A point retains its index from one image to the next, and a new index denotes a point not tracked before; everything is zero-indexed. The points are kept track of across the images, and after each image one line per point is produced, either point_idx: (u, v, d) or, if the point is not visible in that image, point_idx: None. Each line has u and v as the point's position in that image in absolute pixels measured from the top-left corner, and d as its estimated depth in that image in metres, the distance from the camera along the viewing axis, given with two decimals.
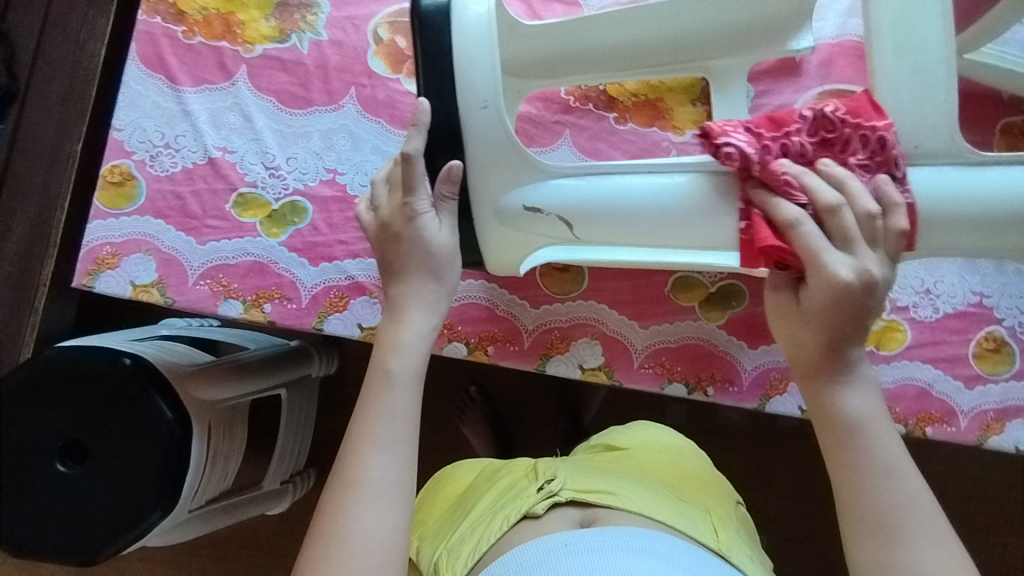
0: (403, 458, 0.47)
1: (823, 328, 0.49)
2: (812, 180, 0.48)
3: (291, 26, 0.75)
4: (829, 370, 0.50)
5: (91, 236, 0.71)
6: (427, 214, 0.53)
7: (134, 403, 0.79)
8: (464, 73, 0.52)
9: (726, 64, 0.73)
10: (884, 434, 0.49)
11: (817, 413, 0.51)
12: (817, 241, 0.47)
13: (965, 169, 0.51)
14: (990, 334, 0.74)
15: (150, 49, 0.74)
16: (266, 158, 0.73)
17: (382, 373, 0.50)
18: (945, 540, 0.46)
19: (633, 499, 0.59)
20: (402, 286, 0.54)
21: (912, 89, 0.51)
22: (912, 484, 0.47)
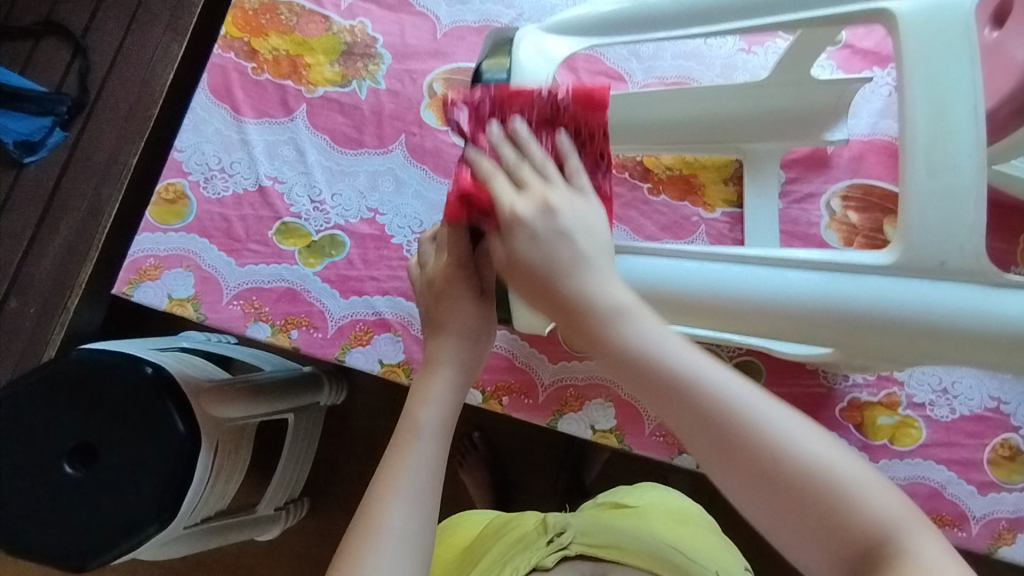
0: (424, 508, 0.48)
1: (539, 254, 0.43)
2: (505, 148, 0.47)
3: (353, 73, 0.80)
4: (578, 323, 0.43)
5: (138, 247, 0.75)
6: (469, 275, 0.54)
7: (151, 411, 0.81)
8: None
9: (760, 149, 0.76)
10: (665, 338, 0.42)
11: (622, 375, 0.42)
12: (498, 185, 0.46)
13: (988, 290, 0.49)
14: (1006, 442, 0.73)
15: (220, 80, 0.79)
16: (313, 191, 0.77)
17: (412, 423, 0.51)
18: (777, 410, 0.40)
19: (644, 555, 0.58)
20: (440, 341, 0.54)
21: (940, 208, 0.48)
22: (710, 370, 0.41)
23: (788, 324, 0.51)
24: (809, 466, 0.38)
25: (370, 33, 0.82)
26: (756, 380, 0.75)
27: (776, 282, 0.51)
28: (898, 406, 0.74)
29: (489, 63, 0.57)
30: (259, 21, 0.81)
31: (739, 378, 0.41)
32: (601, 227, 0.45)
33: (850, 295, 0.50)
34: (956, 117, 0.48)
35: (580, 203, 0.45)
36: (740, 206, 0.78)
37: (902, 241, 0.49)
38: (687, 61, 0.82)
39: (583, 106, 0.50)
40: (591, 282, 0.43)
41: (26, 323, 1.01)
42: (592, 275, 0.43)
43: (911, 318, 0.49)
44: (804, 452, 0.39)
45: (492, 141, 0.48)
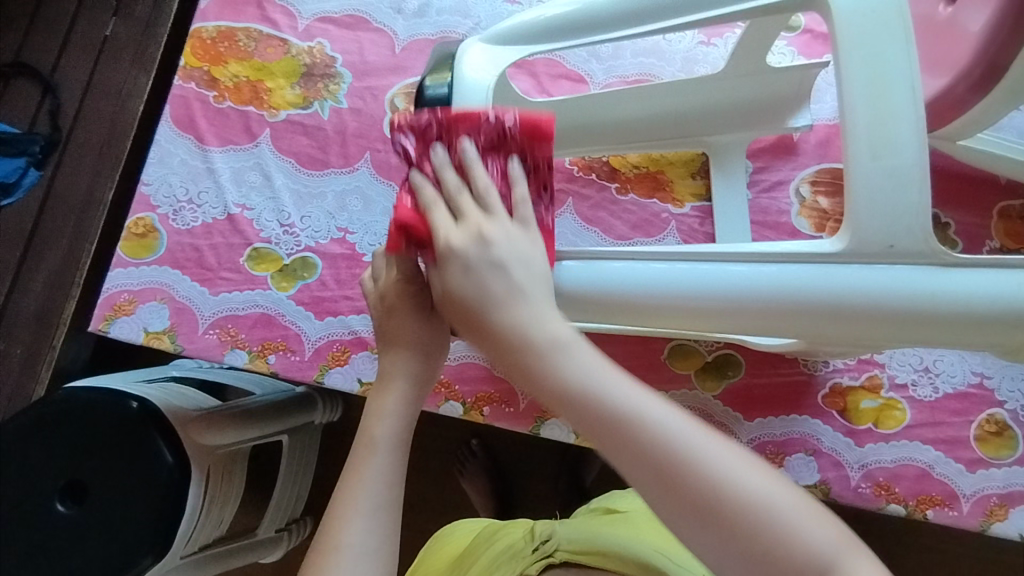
0: (383, 522, 0.48)
1: (467, 283, 0.44)
2: (448, 175, 0.47)
3: (314, 94, 0.81)
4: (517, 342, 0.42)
5: (111, 283, 0.75)
6: (420, 290, 0.54)
7: (137, 445, 0.82)
8: None
9: (724, 140, 0.76)
10: (592, 361, 0.41)
11: (551, 404, 0.41)
12: (437, 215, 0.46)
13: (944, 271, 0.48)
14: (992, 417, 0.73)
15: (182, 111, 0.80)
16: (281, 215, 0.77)
17: (367, 439, 0.51)
18: (705, 434, 0.39)
19: (626, 557, 0.59)
20: (394, 358, 0.54)
21: (886, 191, 0.48)
22: (635, 396, 0.40)
23: (750, 319, 0.51)
24: (738, 493, 0.37)
25: (329, 53, 0.82)
26: (736, 372, 0.75)
27: (735, 273, 0.50)
28: (881, 389, 0.74)
29: (432, 77, 0.57)
30: (218, 49, 0.81)
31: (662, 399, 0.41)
32: (536, 253, 0.46)
33: (816, 278, 0.49)
34: (897, 102, 0.49)
35: (518, 233, 0.46)
36: (709, 199, 0.78)
37: (850, 226, 0.49)
38: (647, 58, 0.82)
39: (530, 137, 0.49)
40: (528, 315, 0.43)
41: (13, 363, 1.01)
42: (525, 293, 0.44)
43: (873, 301, 0.48)
44: (731, 480, 0.37)
45: (433, 161, 0.47)
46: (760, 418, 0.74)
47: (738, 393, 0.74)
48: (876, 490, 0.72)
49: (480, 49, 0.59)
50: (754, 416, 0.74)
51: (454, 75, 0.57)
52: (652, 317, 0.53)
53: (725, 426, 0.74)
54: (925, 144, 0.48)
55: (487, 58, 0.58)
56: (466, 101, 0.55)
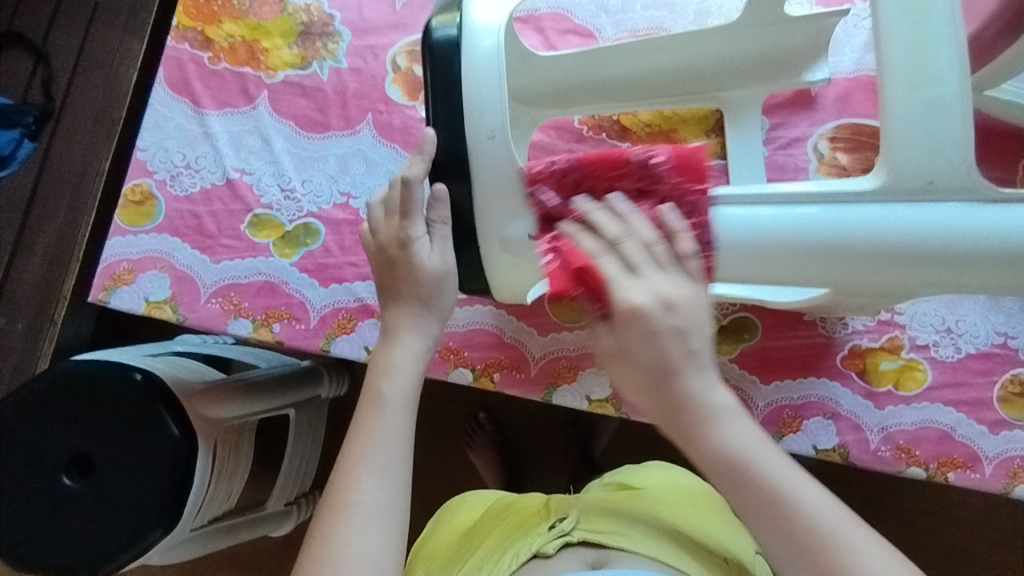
0: (394, 478, 0.49)
1: (648, 365, 0.45)
2: (598, 216, 0.48)
3: (312, 54, 0.77)
4: (700, 418, 0.46)
5: (110, 252, 0.73)
6: (421, 239, 0.55)
7: (143, 417, 0.81)
8: (472, 102, 0.52)
9: (740, 95, 0.73)
10: (748, 436, 0.47)
11: (705, 462, 0.47)
12: (586, 239, 0.48)
13: (983, 207, 0.47)
14: (1016, 377, 0.71)
15: (176, 73, 0.77)
16: (282, 180, 0.75)
17: (374, 396, 0.52)
18: (836, 510, 0.46)
19: (645, 542, 0.57)
20: (400, 314, 0.56)
21: (924, 124, 0.46)
22: (781, 469, 0.46)
23: (773, 262, 0.51)
24: (861, 574, 0.43)
25: (327, 10, 0.79)
26: (751, 336, 0.73)
27: (763, 219, 0.50)
28: (901, 350, 0.72)
29: (439, 19, 0.54)
30: (211, 8, 0.78)
31: (819, 493, 0.46)
32: (707, 316, 0.46)
33: (839, 225, 0.48)
34: (933, 39, 0.46)
35: (692, 290, 0.46)
36: (724, 157, 0.75)
37: (885, 162, 0.47)
38: (659, 11, 0.78)
39: (682, 171, 0.51)
40: (698, 385, 0.46)
41: (15, 339, 1.00)
42: (701, 378, 0.46)
43: (896, 243, 0.48)
44: (858, 561, 0.44)
45: (579, 203, 0.50)
46: (776, 380, 0.72)
47: (754, 356, 0.72)
48: (895, 453, 0.71)
49: None
50: (770, 379, 0.72)
51: (463, 17, 0.53)
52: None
53: (740, 390, 0.72)
54: (966, 74, 0.46)
55: None
56: (476, 51, 0.52)
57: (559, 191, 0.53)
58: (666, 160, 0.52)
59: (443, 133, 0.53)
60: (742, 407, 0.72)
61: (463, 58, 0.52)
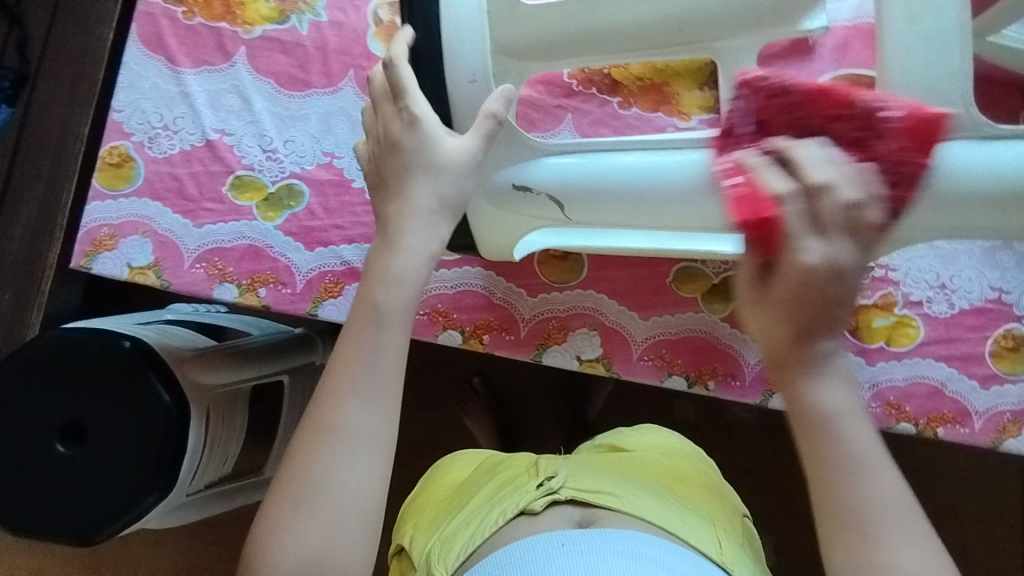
0: (382, 406, 0.47)
1: (791, 315, 0.42)
2: (766, 169, 0.42)
3: (290, 7, 0.74)
4: (805, 360, 0.43)
5: (90, 217, 0.72)
6: (425, 114, 0.50)
7: (133, 382, 0.81)
8: (452, 44, 0.51)
9: (734, 46, 0.69)
10: (853, 417, 0.43)
11: (801, 419, 0.44)
12: (770, 177, 0.42)
13: (977, 144, 0.48)
14: (1010, 332, 0.71)
15: (150, 29, 0.74)
16: (263, 140, 0.73)
17: (370, 306, 0.48)
18: (920, 538, 0.42)
19: (634, 501, 0.57)
20: (398, 209, 0.49)
21: (925, 58, 0.46)
22: (880, 468, 0.43)
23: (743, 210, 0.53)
24: None
25: None
26: None
27: None
28: (895, 306, 0.72)
29: None
30: None
31: (908, 511, 0.43)
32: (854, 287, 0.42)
33: None
34: None
35: (849, 256, 0.41)
36: (718, 111, 0.73)
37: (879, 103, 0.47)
38: None
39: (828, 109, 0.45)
40: (829, 346, 0.43)
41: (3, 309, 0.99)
42: (834, 342, 0.43)
43: None
44: None
45: (772, 142, 0.43)
46: None
47: None
48: (886, 409, 0.71)
49: None
50: None
51: None
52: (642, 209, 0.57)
53: (732, 349, 0.71)
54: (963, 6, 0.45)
55: None
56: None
57: (762, 112, 0.48)
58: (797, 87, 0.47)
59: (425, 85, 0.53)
60: (733, 365, 0.71)
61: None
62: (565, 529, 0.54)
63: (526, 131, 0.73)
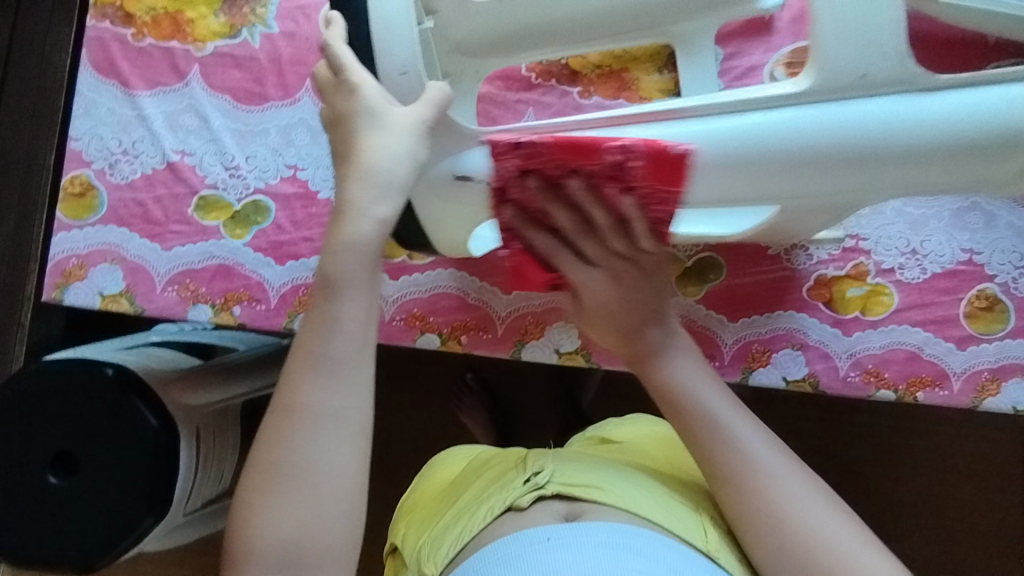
0: (346, 380, 0.48)
1: (615, 327, 0.59)
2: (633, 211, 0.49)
3: (240, 21, 0.73)
4: (643, 353, 0.59)
5: (58, 249, 0.71)
6: (365, 83, 0.49)
7: (117, 410, 0.81)
8: (381, 35, 0.50)
9: (694, 30, 0.68)
10: (704, 389, 0.57)
11: (664, 402, 0.58)
12: (518, 233, 0.54)
13: (922, 97, 0.47)
14: (983, 292, 0.71)
15: (101, 54, 0.73)
16: (224, 158, 0.72)
17: (323, 279, 0.48)
18: (794, 472, 0.53)
19: (621, 494, 0.57)
20: (349, 180, 0.48)
21: (857, 21, 0.45)
22: (736, 422, 0.55)
23: (712, 181, 0.52)
24: (819, 538, 0.51)
25: None
26: (716, 276, 0.72)
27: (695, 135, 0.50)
28: (867, 276, 0.72)
29: None
30: None
31: (776, 456, 0.54)
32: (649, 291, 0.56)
33: (771, 132, 0.49)
34: None
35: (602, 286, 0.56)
36: (679, 94, 0.73)
37: (816, 64, 0.47)
38: None
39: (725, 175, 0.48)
40: (656, 338, 0.58)
41: None
42: (659, 332, 0.59)
43: (832, 144, 0.48)
44: (816, 523, 0.51)
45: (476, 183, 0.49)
46: (744, 318, 0.72)
47: (720, 295, 0.72)
48: (866, 378, 0.71)
49: None
50: (739, 317, 0.72)
51: None
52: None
53: (709, 330, 0.72)
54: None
55: None
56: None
57: (595, 168, 0.48)
58: (635, 148, 0.46)
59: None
60: (712, 346, 0.72)
61: None
62: (552, 524, 0.54)
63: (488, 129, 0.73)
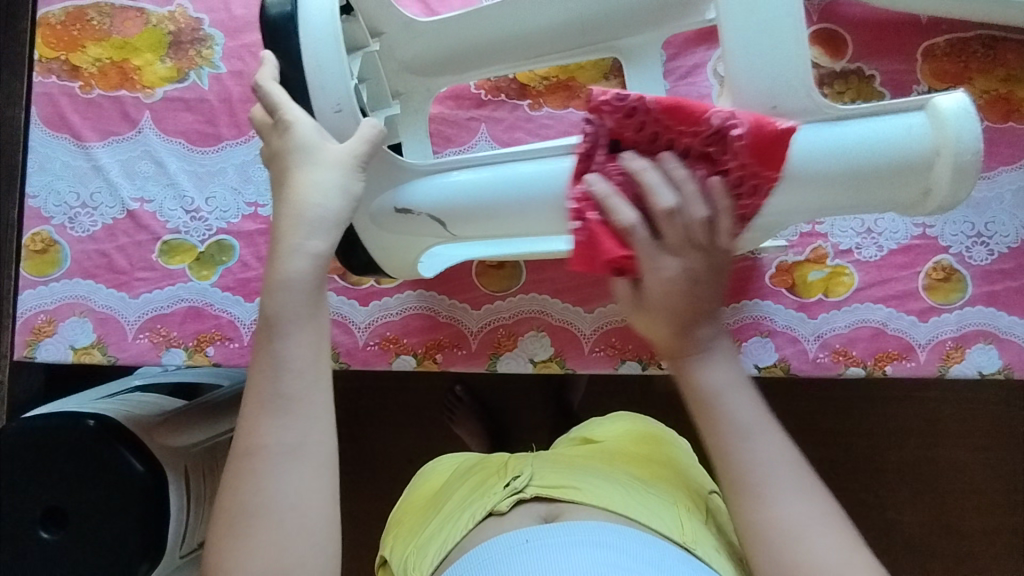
0: (297, 416, 0.48)
1: (668, 318, 0.53)
2: (651, 176, 0.48)
3: (187, 64, 0.74)
4: (688, 347, 0.54)
5: (25, 307, 0.71)
6: (297, 120, 0.50)
7: (103, 459, 0.81)
8: (314, 79, 0.51)
9: (636, 42, 0.70)
10: (734, 399, 0.54)
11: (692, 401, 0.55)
12: (618, 209, 0.49)
13: (831, 125, 0.50)
14: (939, 264, 0.73)
15: (51, 109, 0.73)
16: (184, 201, 0.73)
17: (264, 320, 0.49)
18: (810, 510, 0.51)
19: (597, 492, 0.58)
20: (281, 213, 0.50)
21: (766, 48, 0.49)
22: (760, 443, 0.53)
23: None
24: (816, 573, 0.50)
25: (193, 14, 0.75)
26: None
27: None
28: (826, 258, 0.73)
29: None
30: (71, 34, 0.74)
31: (795, 487, 0.52)
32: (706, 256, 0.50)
33: None
34: None
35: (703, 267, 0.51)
36: (627, 98, 0.74)
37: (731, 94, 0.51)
38: None
39: (760, 151, 0.48)
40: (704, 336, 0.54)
41: None
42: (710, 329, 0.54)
43: None
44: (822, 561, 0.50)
45: (624, 164, 0.49)
46: None
47: None
48: (834, 358, 0.73)
49: None
50: None
51: None
52: (574, 214, 0.56)
53: None
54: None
55: None
56: (309, 20, 0.51)
57: (615, 130, 0.50)
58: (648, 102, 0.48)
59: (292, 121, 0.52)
60: None
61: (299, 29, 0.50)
62: (531, 525, 0.56)
63: (442, 150, 0.74)
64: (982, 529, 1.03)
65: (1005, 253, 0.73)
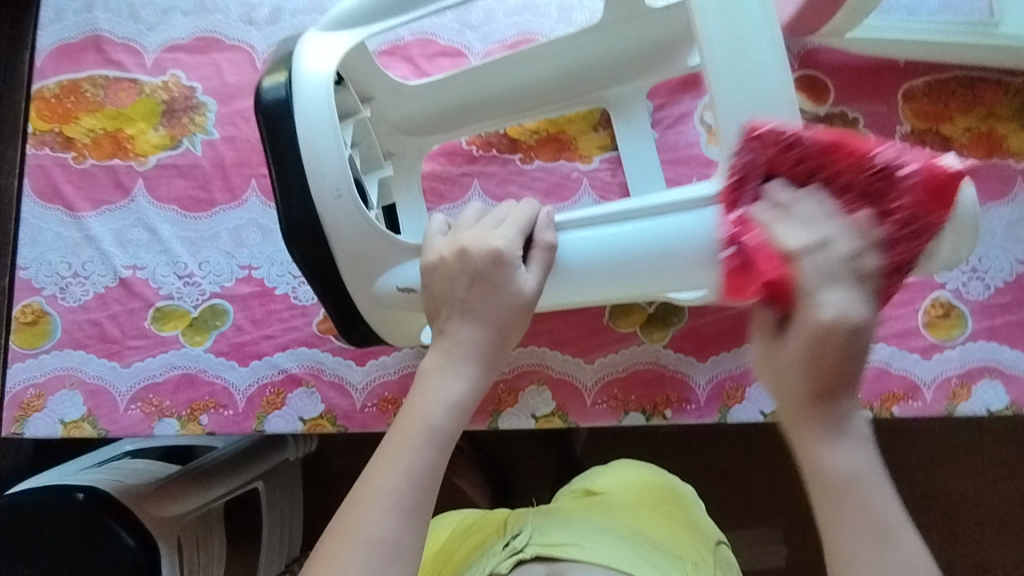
0: (412, 516, 0.47)
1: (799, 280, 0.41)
2: (799, 202, 0.45)
3: (180, 131, 0.75)
4: (819, 417, 0.41)
5: (13, 381, 0.70)
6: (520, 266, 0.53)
7: (93, 534, 0.78)
8: (312, 164, 0.53)
9: (622, 92, 0.72)
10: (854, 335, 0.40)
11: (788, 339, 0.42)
12: (782, 233, 0.44)
13: None
14: (938, 300, 0.73)
15: (43, 181, 0.74)
16: (177, 267, 0.72)
17: (415, 418, 0.51)
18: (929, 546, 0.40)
19: (600, 550, 0.56)
20: (458, 321, 0.53)
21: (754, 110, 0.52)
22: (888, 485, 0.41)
23: (646, 277, 0.55)
24: None
25: (186, 83, 0.76)
26: (679, 318, 0.73)
27: (620, 234, 0.54)
28: None
29: (269, 80, 0.55)
30: (65, 106, 0.75)
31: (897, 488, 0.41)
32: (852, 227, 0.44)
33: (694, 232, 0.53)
34: (747, 25, 0.52)
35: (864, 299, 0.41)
36: (616, 148, 0.75)
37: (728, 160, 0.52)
38: (523, 16, 0.77)
39: (930, 195, 0.46)
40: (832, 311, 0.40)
41: None
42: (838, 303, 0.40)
43: None
44: None
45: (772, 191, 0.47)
46: (713, 356, 0.72)
47: (686, 337, 0.72)
48: None
49: (316, 39, 0.57)
50: (708, 356, 0.72)
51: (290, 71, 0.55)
52: (588, 285, 0.56)
53: (679, 373, 0.72)
54: (779, 49, 0.53)
55: (325, 49, 0.56)
56: (307, 102, 0.54)
57: (770, 161, 0.48)
58: (811, 139, 0.47)
59: (293, 199, 0.54)
60: (685, 389, 0.71)
61: (297, 116, 0.53)
62: None
63: (436, 206, 0.74)
64: (1001, 564, 1.00)
65: (1002, 287, 0.73)
